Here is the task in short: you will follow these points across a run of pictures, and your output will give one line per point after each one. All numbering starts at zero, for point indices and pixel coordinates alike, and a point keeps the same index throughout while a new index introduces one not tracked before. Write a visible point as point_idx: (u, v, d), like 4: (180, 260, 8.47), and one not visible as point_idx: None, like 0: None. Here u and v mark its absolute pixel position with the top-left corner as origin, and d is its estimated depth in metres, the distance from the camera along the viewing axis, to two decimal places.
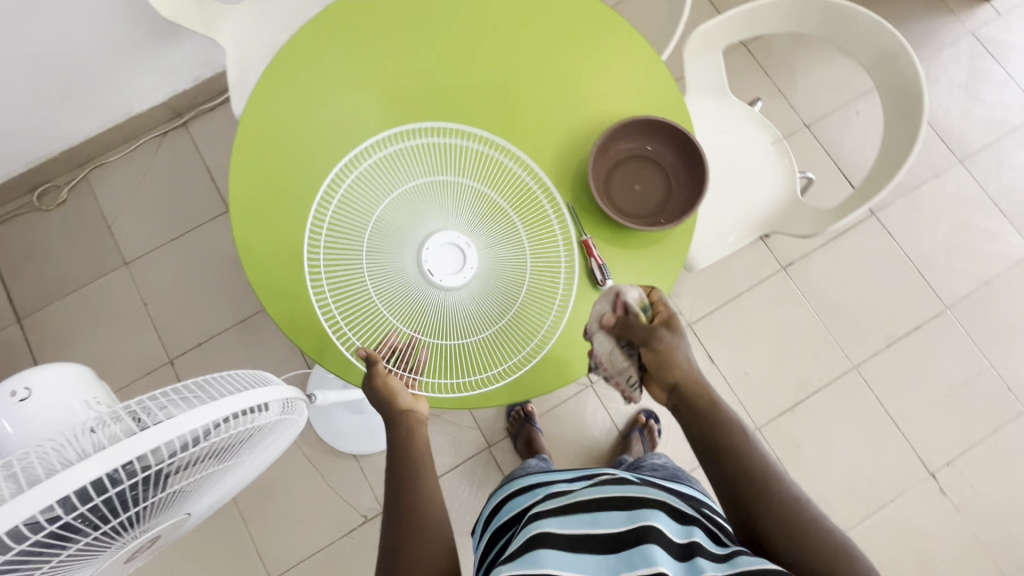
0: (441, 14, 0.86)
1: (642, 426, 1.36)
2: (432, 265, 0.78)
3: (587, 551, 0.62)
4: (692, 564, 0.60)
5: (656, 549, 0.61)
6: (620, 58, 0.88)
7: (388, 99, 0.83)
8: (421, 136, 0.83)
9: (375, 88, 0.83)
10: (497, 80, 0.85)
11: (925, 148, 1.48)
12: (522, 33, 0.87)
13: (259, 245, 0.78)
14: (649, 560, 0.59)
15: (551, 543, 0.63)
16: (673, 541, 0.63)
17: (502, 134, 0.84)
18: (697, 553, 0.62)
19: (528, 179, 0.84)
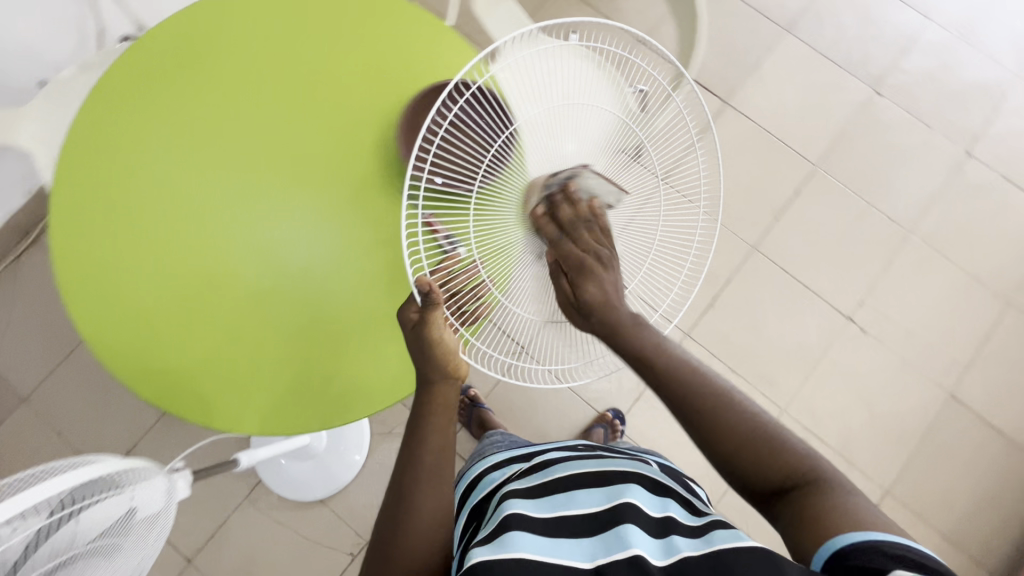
0: (227, 45, 0.86)
1: (605, 422, 1.35)
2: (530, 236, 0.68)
3: (565, 536, 0.60)
4: (668, 539, 0.59)
5: (634, 528, 0.59)
6: (399, 32, 0.88)
7: (198, 148, 0.83)
8: (232, 176, 0.83)
9: (181, 141, 0.83)
10: (286, 95, 0.85)
11: (750, 27, 1.55)
12: (309, 41, 0.87)
13: (113, 336, 0.80)
14: (625, 540, 0.57)
15: (527, 526, 0.61)
16: (650, 518, 0.62)
17: (310, 146, 0.85)
18: (672, 529, 0.60)
19: (348, 179, 0.85)
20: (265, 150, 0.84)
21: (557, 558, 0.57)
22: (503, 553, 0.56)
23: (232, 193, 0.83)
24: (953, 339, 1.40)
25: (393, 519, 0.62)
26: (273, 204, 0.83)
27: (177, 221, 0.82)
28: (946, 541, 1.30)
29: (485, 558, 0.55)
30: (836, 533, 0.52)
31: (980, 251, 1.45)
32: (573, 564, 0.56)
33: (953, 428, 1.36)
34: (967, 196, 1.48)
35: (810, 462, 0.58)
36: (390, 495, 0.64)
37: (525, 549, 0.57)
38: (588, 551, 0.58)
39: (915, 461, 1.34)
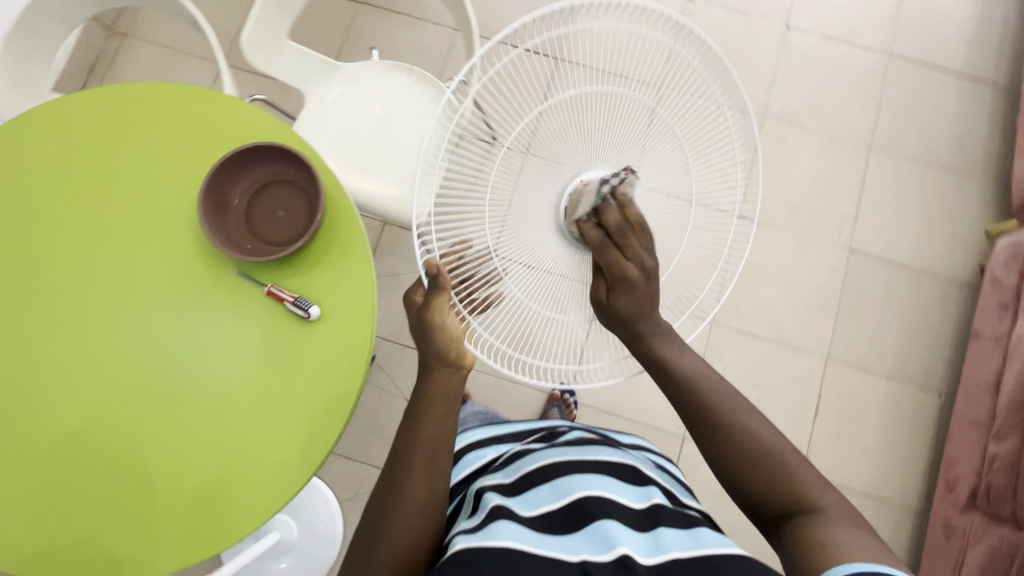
0: (51, 179, 0.84)
1: (557, 401, 1.35)
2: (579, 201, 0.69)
3: (554, 530, 0.61)
4: (656, 536, 0.60)
5: (620, 524, 0.60)
6: (176, 118, 0.85)
7: (43, 291, 0.81)
8: (67, 326, 0.80)
9: (25, 291, 0.81)
10: (91, 225, 0.82)
11: None
12: (124, 153, 0.84)
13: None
14: (613, 537, 0.58)
15: (513, 518, 0.61)
16: (636, 513, 0.64)
17: (130, 263, 0.81)
18: (660, 526, 0.62)
19: (182, 279, 0.81)
20: (108, 276, 0.81)
21: (543, 550, 0.58)
22: (485, 544, 0.57)
23: (87, 327, 0.80)
24: (836, 198, 1.46)
25: (384, 510, 0.62)
26: (119, 332, 0.80)
27: (36, 386, 0.79)
28: (892, 382, 1.38)
29: (464, 550, 0.57)
30: (839, 562, 0.51)
31: (833, 109, 1.51)
32: (560, 556, 0.57)
33: (864, 279, 1.43)
34: (804, 62, 1.53)
35: (818, 492, 0.58)
36: (382, 479, 0.64)
37: (507, 538, 0.58)
38: (576, 544, 0.59)
39: (842, 321, 1.41)
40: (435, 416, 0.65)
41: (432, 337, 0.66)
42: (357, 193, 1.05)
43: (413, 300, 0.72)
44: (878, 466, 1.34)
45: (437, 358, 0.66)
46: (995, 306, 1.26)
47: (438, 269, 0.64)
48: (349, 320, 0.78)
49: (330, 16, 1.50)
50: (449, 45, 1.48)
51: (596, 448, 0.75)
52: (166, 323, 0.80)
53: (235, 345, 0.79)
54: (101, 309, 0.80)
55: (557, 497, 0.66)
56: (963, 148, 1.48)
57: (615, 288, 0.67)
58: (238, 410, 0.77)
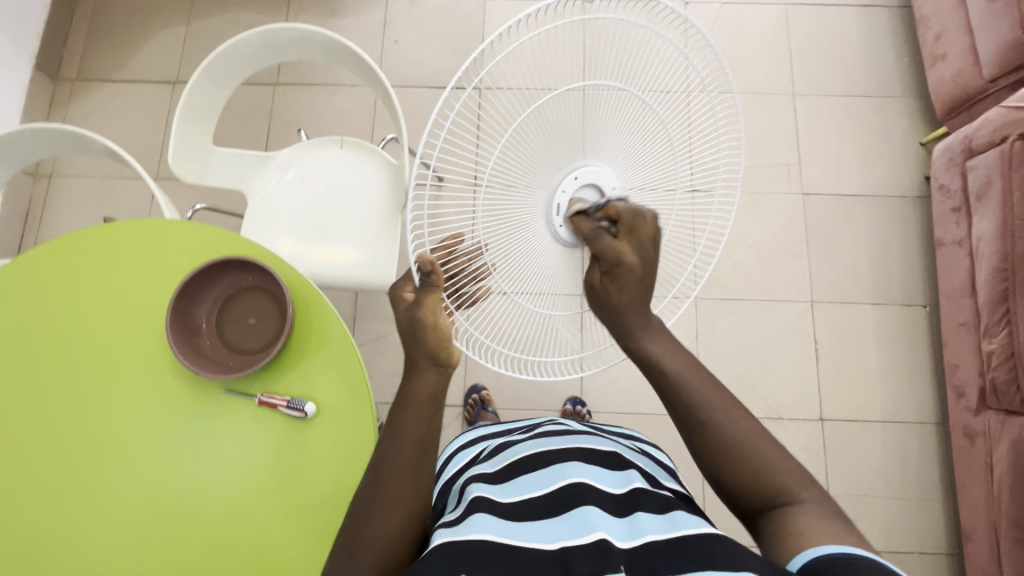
0: (16, 348, 0.82)
1: (571, 414, 1.33)
2: (563, 203, 0.66)
3: (534, 519, 0.60)
4: (633, 521, 0.60)
5: (597, 512, 0.59)
6: (124, 251, 0.84)
7: (30, 463, 0.79)
8: (57, 481, 0.78)
9: (9, 466, 0.78)
10: (64, 377, 0.81)
11: (456, 16, 1.60)
12: (83, 305, 0.83)
13: None
14: (590, 525, 0.57)
15: (494, 511, 0.60)
16: (611, 497, 0.63)
17: (113, 404, 0.80)
18: (637, 510, 0.61)
19: (169, 405, 0.80)
20: (93, 430, 0.79)
21: (523, 541, 0.56)
22: (463, 538, 0.56)
23: (82, 486, 0.78)
24: (777, 149, 1.51)
25: (369, 511, 0.57)
26: (111, 473, 0.78)
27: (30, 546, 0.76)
28: (878, 307, 1.42)
29: (445, 546, 0.55)
30: (808, 549, 0.53)
31: (750, 65, 1.56)
32: (539, 546, 0.56)
33: (824, 218, 1.47)
34: (711, 29, 1.58)
35: (795, 488, 0.60)
36: (368, 480, 0.60)
37: (485, 532, 0.56)
38: (557, 533, 0.58)
39: (816, 262, 1.44)
40: (413, 419, 0.60)
41: (423, 335, 0.62)
42: (322, 276, 1.06)
43: (403, 297, 0.66)
44: (888, 390, 1.37)
45: (431, 355, 0.62)
46: (950, 211, 1.30)
47: (432, 264, 0.59)
48: (345, 409, 0.78)
49: (251, 105, 1.51)
50: (373, 103, 1.50)
51: (574, 438, 0.75)
52: (160, 458, 0.78)
53: (236, 462, 0.78)
54: (94, 464, 0.78)
55: (540, 487, 0.65)
56: (878, 71, 1.55)
57: (608, 277, 0.68)
58: (244, 517, 0.76)
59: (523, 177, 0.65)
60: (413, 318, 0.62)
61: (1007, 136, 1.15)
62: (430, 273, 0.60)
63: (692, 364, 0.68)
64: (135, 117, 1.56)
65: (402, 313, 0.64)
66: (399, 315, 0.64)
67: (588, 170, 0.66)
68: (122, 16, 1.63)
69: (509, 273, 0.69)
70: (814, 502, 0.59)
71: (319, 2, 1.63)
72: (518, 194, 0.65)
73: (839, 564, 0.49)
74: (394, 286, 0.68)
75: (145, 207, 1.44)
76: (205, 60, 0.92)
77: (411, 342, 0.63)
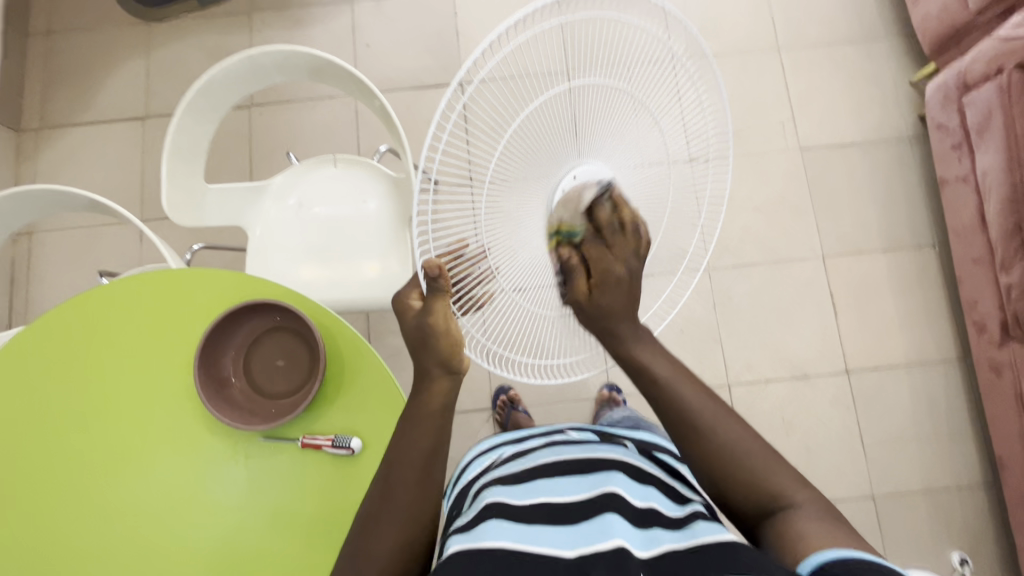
0: (31, 417, 0.78)
1: (607, 401, 1.32)
2: (565, 201, 0.57)
3: (548, 522, 0.57)
4: (651, 533, 0.57)
5: (615, 517, 0.56)
6: (135, 310, 0.81)
7: (54, 535, 0.76)
8: (95, 548, 0.76)
9: (36, 543, 0.76)
10: (92, 446, 0.78)
11: (427, 12, 1.55)
12: (100, 370, 0.79)
13: None
14: (608, 531, 0.55)
15: (511, 515, 0.58)
16: (634, 509, 0.59)
17: (146, 467, 0.77)
18: (654, 523, 0.58)
19: (204, 463, 0.77)
20: (120, 498, 0.76)
21: (538, 547, 0.54)
22: (479, 545, 0.54)
23: (120, 549, 0.76)
24: (770, 108, 1.49)
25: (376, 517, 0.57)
26: (147, 535, 0.76)
27: None
28: (889, 254, 1.42)
29: (459, 554, 0.53)
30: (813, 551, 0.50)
31: (732, 25, 1.53)
32: (557, 554, 0.54)
33: (824, 170, 1.46)
34: None
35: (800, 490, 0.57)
36: (374, 487, 0.59)
37: (498, 540, 0.54)
38: (574, 540, 0.55)
39: (823, 218, 1.44)
40: (424, 431, 0.59)
41: (434, 343, 0.58)
42: (340, 302, 1.03)
43: (409, 305, 0.61)
44: (909, 334, 1.38)
45: (442, 361, 0.59)
46: (951, 148, 1.30)
47: (440, 268, 0.54)
48: (371, 458, 0.75)
49: (229, 133, 1.45)
50: (355, 113, 1.45)
51: (595, 445, 0.71)
52: (185, 521, 0.76)
53: (256, 518, 0.76)
54: (121, 533, 0.76)
55: (559, 492, 0.62)
56: (860, 15, 1.53)
57: (598, 291, 0.59)
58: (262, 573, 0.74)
59: (525, 176, 0.57)
60: (424, 324, 0.58)
61: (1003, 67, 1.13)
62: (438, 279, 0.54)
63: (687, 374, 0.63)
64: (109, 160, 1.50)
65: (410, 323, 0.60)
66: (407, 326, 0.60)
67: (589, 168, 0.57)
68: (77, 55, 1.55)
69: (516, 275, 0.59)
70: (811, 506, 0.55)
71: (282, 15, 1.56)
72: (518, 193, 0.57)
73: (851, 570, 0.46)
74: (400, 293, 0.63)
75: (137, 252, 1.38)
76: (184, 96, 0.87)
77: (422, 349, 0.59)
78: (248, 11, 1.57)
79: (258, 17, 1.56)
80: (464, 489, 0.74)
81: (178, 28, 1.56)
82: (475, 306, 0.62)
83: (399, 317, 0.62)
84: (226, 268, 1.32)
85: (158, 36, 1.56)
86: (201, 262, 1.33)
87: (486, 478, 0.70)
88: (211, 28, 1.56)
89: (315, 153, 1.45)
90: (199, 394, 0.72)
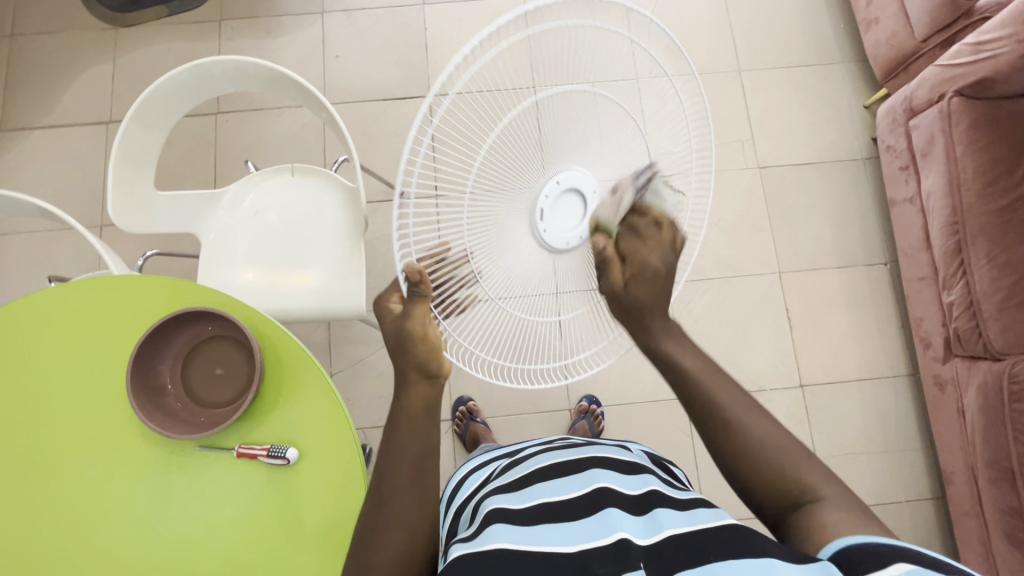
0: None
1: (584, 413, 1.34)
2: (547, 207, 0.62)
3: (546, 522, 0.56)
4: (651, 518, 0.56)
5: (612, 511, 0.56)
6: (83, 312, 0.80)
7: (12, 534, 0.74)
8: (47, 553, 0.74)
9: None
10: (39, 447, 0.76)
11: (396, 25, 1.57)
12: (48, 371, 0.78)
13: None
14: (608, 525, 0.54)
15: (508, 518, 0.57)
16: (629, 498, 0.59)
17: (95, 469, 0.76)
18: (654, 507, 0.58)
19: (156, 465, 0.76)
20: (73, 499, 0.75)
21: (541, 546, 0.53)
22: (481, 548, 0.52)
23: (70, 552, 0.74)
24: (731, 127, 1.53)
25: (373, 530, 0.55)
26: (109, 535, 0.74)
27: None
28: (843, 271, 1.46)
29: (463, 558, 0.51)
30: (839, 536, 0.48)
31: (695, 46, 1.57)
32: (558, 550, 0.52)
33: (783, 188, 1.50)
34: (652, 11, 1.58)
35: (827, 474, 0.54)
36: (370, 496, 0.57)
37: (504, 542, 0.53)
38: (574, 536, 0.54)
39: (780, 234, 1.47)
40: (410, 436, 0.57)
41: (411, 346, 0.58)
42: (292, 312, 1.03)
43: (390, 309, 0.62)
44: (861, 349, 1.42)
45: (418, 366, 0.58)
46: (899, 170, 1.35)
47: (420, 272, 0.56)
48: (338, 443, 0.76)
49: (193, 139, 1.45)
50: (321, 123, 1.45)
51: (590, 447, 0.72)
52: (157, 516, 0.75)
53: (240, 508, 0.75)
54: (85, 532, 0.74)
55: (561, 491, 0.61)
56: (817, 39, 1.58)
57: (633, 282, 0.61)
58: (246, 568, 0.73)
59: (509, 180, 0.63)
60: (401, 328, 0.59)
61: (945, 93, 1.18)
62: (418, 284, 0.57)
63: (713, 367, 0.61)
64: (69, 164, 1.48)
65: (388, 327, 0.61)
66: (386, 330, 0.61)
67: (570, 175, 0.63)
68: (41, 57, 1.54)
69: (496, 279, 0.65)
70: (836, 497, 0.52)
71: (251, 24, 1.57)
72: (500, 197, 0.62)
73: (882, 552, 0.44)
74: (378, 299, 0.63)
75: (92, 259, 1.37)
76: (133, 104, 0.88)
77: (399, 353, 0.59)
78: (218, 19, 1.57)
79: (228, 25, 1.57)
80: (460, 508, 0.72)
81: (146, 34, 1.56)
82: (457, 309, 0.68)
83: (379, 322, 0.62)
84: (182, 276, 1.31)
85: (125, 42, 1.55)
86: (158, 268, 1.32)
87: (482, 492, 0.69)
88: (178, 35, 1.56)
89: (278, 161, 1.45)
90: (130, 405, 0.71)
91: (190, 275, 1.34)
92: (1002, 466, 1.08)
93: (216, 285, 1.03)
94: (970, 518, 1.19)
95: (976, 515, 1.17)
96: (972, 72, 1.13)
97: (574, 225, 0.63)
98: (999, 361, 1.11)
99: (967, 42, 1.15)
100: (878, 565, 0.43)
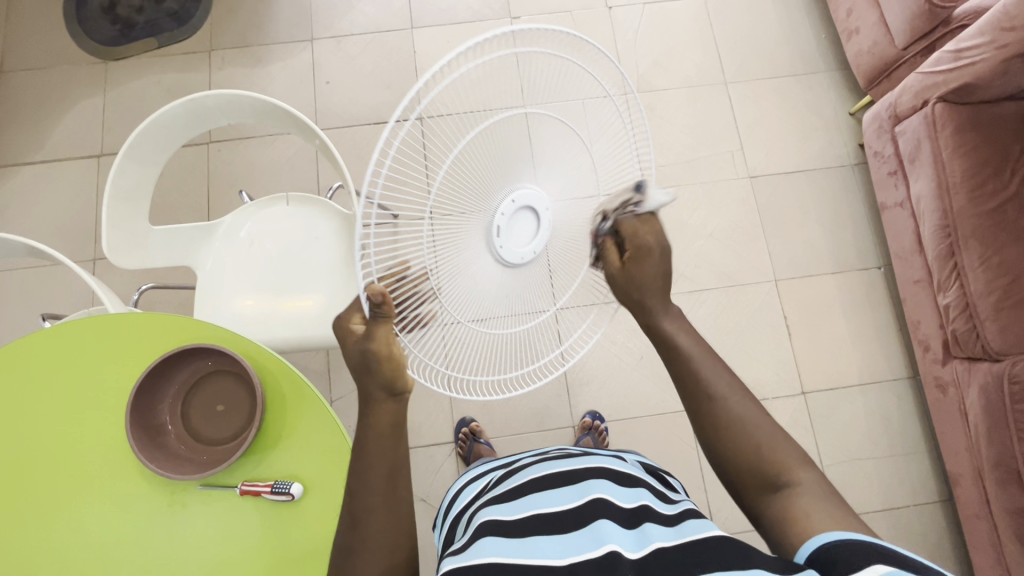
0: None
1: (588, 428, 1.32)
2: (503, 225, 0.63)
3: (539, 535, 0.55)
4: (642, 531, 0.54)
5: (604, 523, 0.54)
6: (75, 353, 0.79)
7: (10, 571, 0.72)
8: None
9: None
10: (32, 494, 0.75)
11: (386, 50, 1.58)
12: (42, 415, 0.77)
13: None
14: (599, 537, 0.53)
15: (501, 532, 0.55)
16: (623, 510, 0.57)
17: (89, 511, 0.74)
18: (645, 520, 0.56)
19: (153, 503, 0.75)
20: (73, 545, 0.73)
21: (534, 559, 0.52)
22: (470, 562, 0.51)
23: None
24: (718, 137, 1.55)
25: (373, 548, 0.54)
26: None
27: None
28: (838, 276, 1.47)
29: (460, 570, 0.50)
30: (820, 533, 0.48)
31: (681, 61, 1.60)
32: (549, 563, 0.51)
33: (773, 196, 1.52)
34: (637, 29, 1.61)
35: None
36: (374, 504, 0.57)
37: (499, 554, 0.51)
38: (565, 548, 0.53)
39: (773, 242, 1.49)
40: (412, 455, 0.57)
41: (377, 367, 0.56)
42: (290, 340, 1.02)
43: (351, 330, 0.59)
44: (860, 353, 1.42)
45: (384, 385, 0.57)
46: (888, 174, 1.36)
47: (383, 294, 0.54)
48: (337, 473, 0.75)
49: (187, 169, 1.45)
50: (314, 149, 1.46)
51: (584, 457, 0.69)
52: (154, 558, 0.73)
53: (237, 543, 0.74)
54: None
55: (557, 503, 0.59)
56: (800, 50, 1.61)
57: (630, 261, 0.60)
58: None
59: (465, 203, 0.62)
60: (365, 351, 0.57)
61: (929, 99, 1.20)
62: (381, 305, 0.54)
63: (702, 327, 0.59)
64: (60, 197, 1.48)
65: (352, 350, 0.58)
66: (350, 351, 0.59)
67: (525, 193, 0.64)
68: (30, 92, 1.54)
69: (455, 287, 0.64)
70: (814, 484, 0.52)
71: (241, 52, 1.58)
72: (455, 221, 0.61)
73: (857, 551, 0.44)
74: (339, 318, 0.61)
75: (86, 294, 1.36)
76: (126, 142, 0.87)
77: (364, 374, 0.57)
78: (208, 50, 1.58)
79: (218, 55, 1.58)
80: (457, 516, 0.69)
81: (134, 65, 1.57)
82: (417, 323, 0.67)
83: (342, 342, 0.60)
84: (178, 307, 1.31)
85: (114, 74, 1.56)
86: (154, 300, 1.31)
87: (479, 502, 0.67)
88: (167, 64, 1.57)
89: (271, 188, 1.45)
90: (130, 447, 0.69)
91: (186, 305, 1.33)
92: (1008, 467, 1.08)
93: (212, 319, 1.02)
94: (979, 520, 1.18)
95: (985, 517, 1.17)
96: (953, 79, 1.15)
97: (531, 240, 0.66)
98: (998, 361, 1.11)
99: (947, 50, 1.17)
100: (857, 566, 0.43)
